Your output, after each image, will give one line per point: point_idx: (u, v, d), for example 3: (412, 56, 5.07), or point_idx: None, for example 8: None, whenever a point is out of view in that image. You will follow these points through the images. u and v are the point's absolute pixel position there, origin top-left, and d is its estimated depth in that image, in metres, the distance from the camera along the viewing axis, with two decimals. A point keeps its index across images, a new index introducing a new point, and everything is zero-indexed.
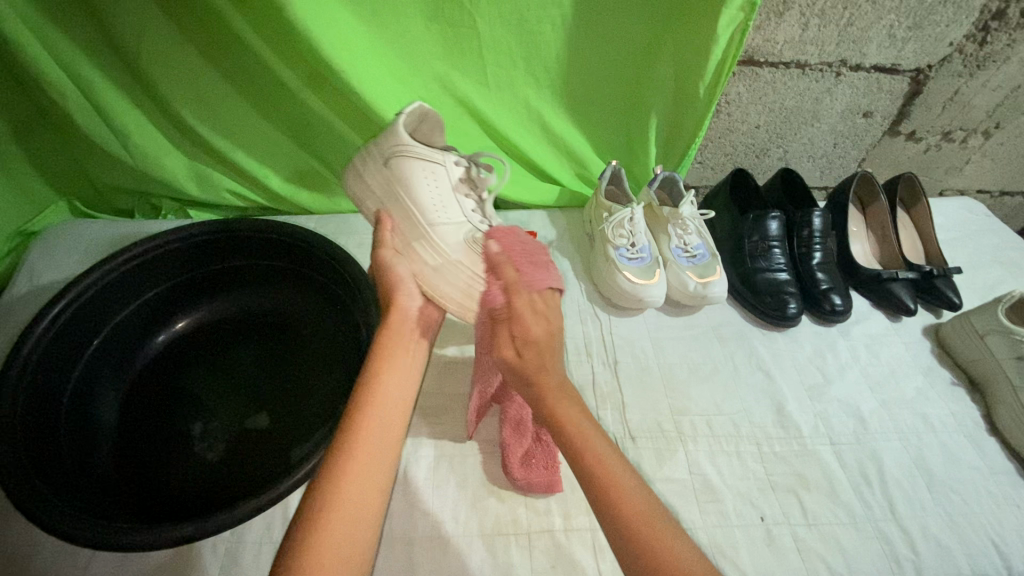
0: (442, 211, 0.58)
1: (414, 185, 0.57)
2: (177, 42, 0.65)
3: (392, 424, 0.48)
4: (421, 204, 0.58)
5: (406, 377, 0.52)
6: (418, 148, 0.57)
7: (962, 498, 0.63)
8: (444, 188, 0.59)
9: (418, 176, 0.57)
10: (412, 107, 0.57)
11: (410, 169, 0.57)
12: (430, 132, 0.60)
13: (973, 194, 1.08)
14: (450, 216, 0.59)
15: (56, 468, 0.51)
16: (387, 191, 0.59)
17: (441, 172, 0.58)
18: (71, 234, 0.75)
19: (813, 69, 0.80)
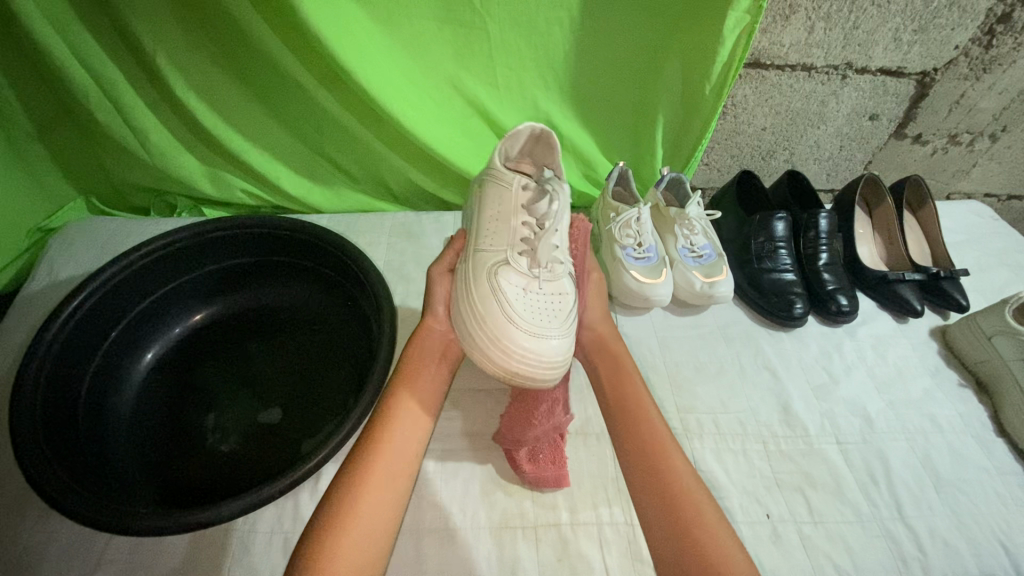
0: (491, 233, 0.58)
1: (484, 205, 0.59)
2: (195, 44, 0.67)
3: (405, 456, 0.48)
4: (484, 218, 0.59)
5: (423, 406, 0.52)
6: (497, 167, 0.59)
7: (969, 498, 0.63)
8: (507, 212, 0.58)
9: (488, 197, 0.59)
10: (513, 130, 0.59)
11: (487, 188, 0.59)
12: (544, 154, 0.63)
13: (980, 198, 1.08)
14: (496, 240, 0.57)
15: (73, 455, 0.52)
16: (469, 212, 0.63)
17: (507, 193, 0.58)
18: (88, 230, 0.77)
19: (820, 72, 0.81)
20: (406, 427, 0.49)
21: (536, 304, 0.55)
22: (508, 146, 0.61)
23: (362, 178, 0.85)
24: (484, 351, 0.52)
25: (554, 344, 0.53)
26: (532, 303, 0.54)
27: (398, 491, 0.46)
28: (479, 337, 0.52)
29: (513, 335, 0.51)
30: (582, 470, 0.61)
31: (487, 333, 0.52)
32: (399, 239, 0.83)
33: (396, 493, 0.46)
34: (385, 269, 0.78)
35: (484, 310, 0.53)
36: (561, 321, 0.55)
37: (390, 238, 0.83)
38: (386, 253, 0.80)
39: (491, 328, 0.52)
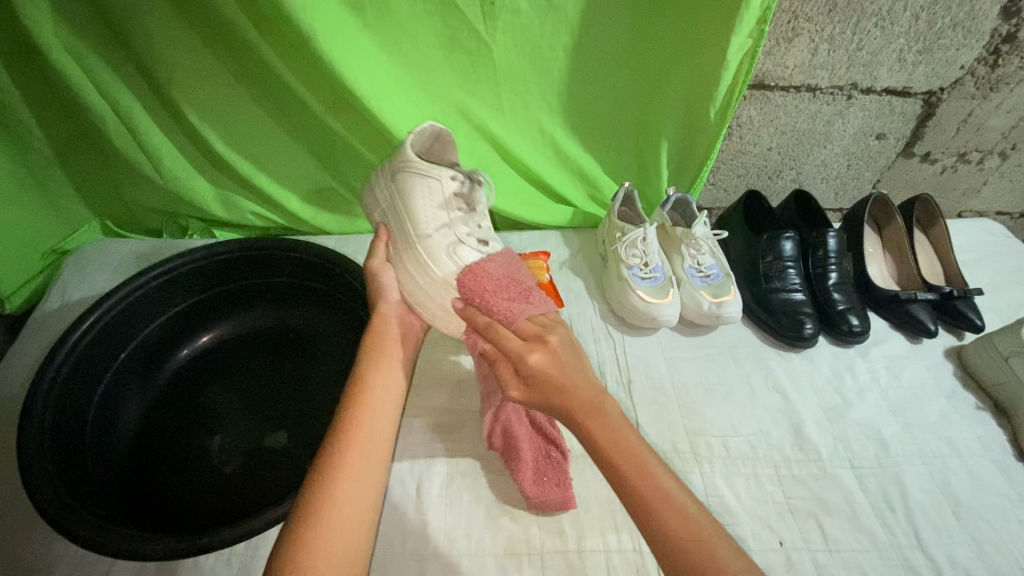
0: (427, 220, 0.58)
1: (411, 200, 0.59)
2: (209, 72, 0.69)
3: (359, 508, 0.44)
4: (418, 215, 0.58)
5: (378, 450, 0.48)
6: (417, 163, 0.58)
7: (990, 525, 0.61)
8: (438, 202, 0.59)
9: (415, 190, 0.58)
10: (418, 128, 0.60)
11: (413, 184, 0.59)
12: (443, 150, 0.64)
13: (992, 216, 1.07)
14: (433, 226, 0.59)
15: (80, 478, 0.52)
16: (390, 205, 0.62)
17: (437, 185, 0.59)
18: (102, 253, 0.78)
19: (824, 92, 0.81)
20: (358, 475, 0.45)
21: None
22: (415, 142, 0.61)
23: None
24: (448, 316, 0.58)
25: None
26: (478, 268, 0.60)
27: (355, 533, 0.43)
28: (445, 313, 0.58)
29: None
30: (590, 494, 0.60)
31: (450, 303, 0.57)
32: None
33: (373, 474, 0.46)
34: None
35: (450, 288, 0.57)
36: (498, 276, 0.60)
37: None
38: None
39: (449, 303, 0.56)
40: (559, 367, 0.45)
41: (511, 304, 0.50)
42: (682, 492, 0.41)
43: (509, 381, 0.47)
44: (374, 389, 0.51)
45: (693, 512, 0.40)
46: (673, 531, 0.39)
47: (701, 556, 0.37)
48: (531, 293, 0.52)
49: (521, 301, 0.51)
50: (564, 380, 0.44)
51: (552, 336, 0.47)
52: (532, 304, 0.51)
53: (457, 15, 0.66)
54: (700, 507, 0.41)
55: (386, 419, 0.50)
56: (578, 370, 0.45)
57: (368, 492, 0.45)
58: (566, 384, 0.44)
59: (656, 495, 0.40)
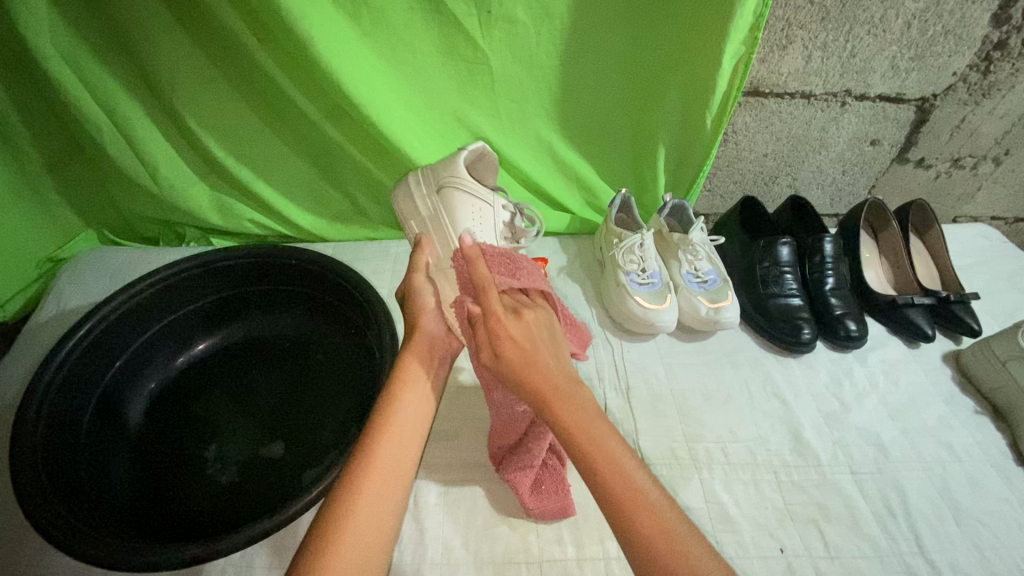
0: (479, 237, 0.62)
1: (456, 214, 0.62)
2: (206, 80, 0.69)
3: (372, 543, 0.42)
4: (461, 225, 0.62)
5: (395, 481, 0.46)
6: (469, 181, 0.62)
7: (991, 530, 0.61)
8: (486, 224, 0.64)
9: (461, 207, 0.62)
10: (473, 146, 0.63)
11: (462, 201, 0.62)
12: (483, 172, 0.66)
13: (987, 221, 1.07)
14: (486, 245, 0.63)
15: (73, 487, 0.52)
16: (431, 215, 0.64)
17: (485, 206, 0.63)
18: (98, 261, 0.78)
19: (819, 99, 0.82)
20: (371, 517, 0.43)
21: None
22: (467, 161, 0.64)
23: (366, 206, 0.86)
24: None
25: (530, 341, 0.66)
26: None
27: (375, 558, 0.42)
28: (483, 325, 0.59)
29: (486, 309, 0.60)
30: (589, 502, 0.60)
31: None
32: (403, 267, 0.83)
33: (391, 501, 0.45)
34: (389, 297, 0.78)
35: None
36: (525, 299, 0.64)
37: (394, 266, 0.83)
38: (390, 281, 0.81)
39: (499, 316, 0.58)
40: (530, 340, 0.46)
41: (498, 275, 0.52)
42: (655, 487, 0.39)
43: (484, 338, 0.48)
44: (398, 413, 0.50)
45: (663, 512, 0.38)
46: (642, 529, 0.37)
47: (668, 555, 0.36)
48: (517, 269, 0.53)
49: (508, 274, 0.52)
50: (531, 351, 0.46)
51: (529, 312, 0.49)
52: (518, 279, 0.52)
53: (453, 23, 0.66)
54: (672, 504, 0.39)
55: (410, 442, 0.49)
56: (546, 349, 0.47)
57: (381, 527, 0.43)
58: (535, 358, 0.45)
59: (623, 483, 0.39)
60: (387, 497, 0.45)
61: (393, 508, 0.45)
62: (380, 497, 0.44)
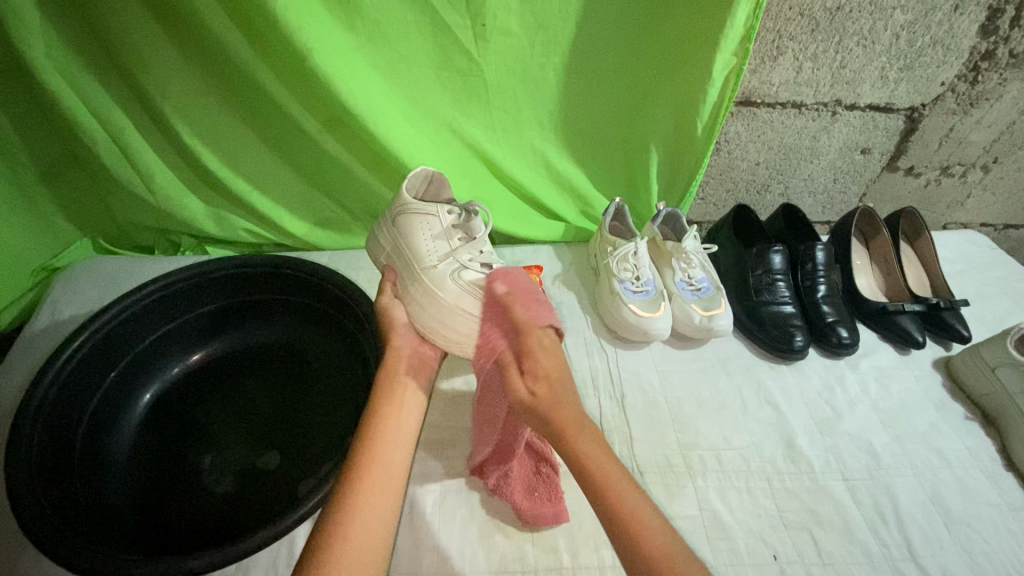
0: (429, 252, 0.61)
1: (411, 236, 0.62)
2: (200, 91, 0.69)
3: (370, 546, 0.45)
4: (417, 247, 0.61)
5: (389, 492, 0.48)
6: (412, 203, 0.62)
7: (982, 535, 0.62)
8: (439, 234, 0.62)
9: (414, 227, 0.62)
10: (413, 174, 0.64)
11: (409, 222, 0.62)
12: (438, 191, 0.66)
13: (977, 228, 1.08)
14: (437, 257, 0.61)
15: (67, 499, 0.52)
16: (393, 246, 0.65)
17: (430, 219, 0.61)
18: (92, 270, 0.78)
19: (810, 109, 0.83)
20: (367, 520, 0.46)
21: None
22: (410, 188, 0.65)
23: (362, 215, 0.86)
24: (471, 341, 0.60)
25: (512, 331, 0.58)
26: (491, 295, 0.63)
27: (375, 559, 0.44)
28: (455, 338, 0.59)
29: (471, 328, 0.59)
30: (583, 510, 0.60)
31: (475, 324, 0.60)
32: None
33: (388, 502, 0.48)
34: None
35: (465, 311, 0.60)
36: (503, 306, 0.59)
37: None
38: None
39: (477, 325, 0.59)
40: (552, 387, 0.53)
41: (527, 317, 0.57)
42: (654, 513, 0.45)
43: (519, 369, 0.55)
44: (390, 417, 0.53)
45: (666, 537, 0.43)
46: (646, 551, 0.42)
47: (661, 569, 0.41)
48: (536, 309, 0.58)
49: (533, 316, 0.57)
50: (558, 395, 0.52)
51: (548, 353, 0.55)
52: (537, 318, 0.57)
53: (448, 35, 0.67)
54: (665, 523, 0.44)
55: (402, 445, 0.52)
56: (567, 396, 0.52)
57: (376, 535, 0.45)
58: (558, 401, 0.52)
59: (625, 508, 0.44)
60: (382, 507, 0.47)
61: (388, 517, 0.47)
62: (376, 507, 0.47)
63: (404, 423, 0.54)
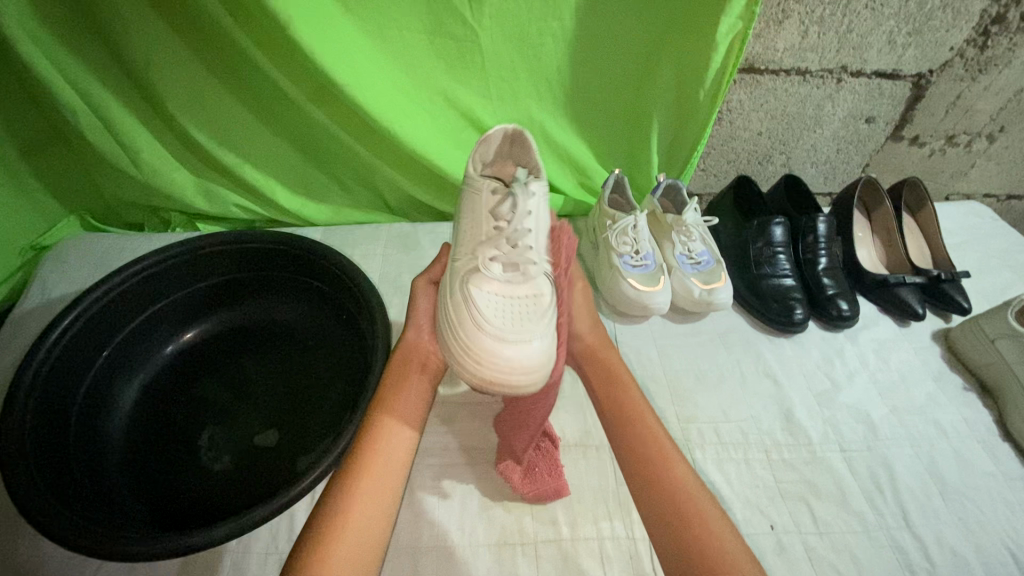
0: (468, 240, 0.55)
1: (462, 215, 0.57)
2: (183, 60, 0.67)
3: (372, 523, 0.44)
4: (458, 225, 0.57)
5: (384, 498, 0.46)
6: (468, 174, 0.57)
7: (976, 504, 0.62)
8: (478, 215, 0.55)
9: (463, 204, 0.57)
10: (487, 134, 0.59)
11: (463, 200, 0.57)
12: (520, 154, 0.61)
13: (980, 198, 1.07)
14: (468, 248, 0.54)
15: (64, 479, 0.51)
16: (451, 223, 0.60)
17: (478, 199, 0.55)
18: (81, 247, 0.76)
19: (815, 75, 0.80)
20: (370, 497, 0.45)
21: (512, 307, 0.49)
22: (483, 152, 0.60)
23: (355, 189, 0.84)
24: (459, 360, 0.48)
25: (535, 347, 0.47)
26: (502, 307, 0.49)
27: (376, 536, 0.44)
28: (454, 347, 0.49)
29: (482, 343, 0.47)
30: (582, 483, 0.60)
31: (463, 338, 0.48)
32: (393, 251, 0.82)
33: (393, 478, 0.47)
34: (380, 282, 0.77)
35: (459, 320, 0.49)
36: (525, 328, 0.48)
37: (385, 250, 0.82)
38: (381, 265, 0.80)
39: (462, 336, 0.48)
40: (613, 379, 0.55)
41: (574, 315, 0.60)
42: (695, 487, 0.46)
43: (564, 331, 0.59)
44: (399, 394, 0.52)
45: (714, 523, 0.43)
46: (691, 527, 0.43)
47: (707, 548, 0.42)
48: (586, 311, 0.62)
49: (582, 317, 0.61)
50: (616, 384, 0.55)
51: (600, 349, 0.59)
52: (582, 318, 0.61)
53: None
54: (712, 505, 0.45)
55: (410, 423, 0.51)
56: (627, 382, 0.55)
57: (379, 512, 0.45)
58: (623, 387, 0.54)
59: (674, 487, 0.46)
60: (373, 513, 0.45)
61: (387, 514, 0.46)
62: (379, 485, 0.46)
63: (403, 421, 0.50)
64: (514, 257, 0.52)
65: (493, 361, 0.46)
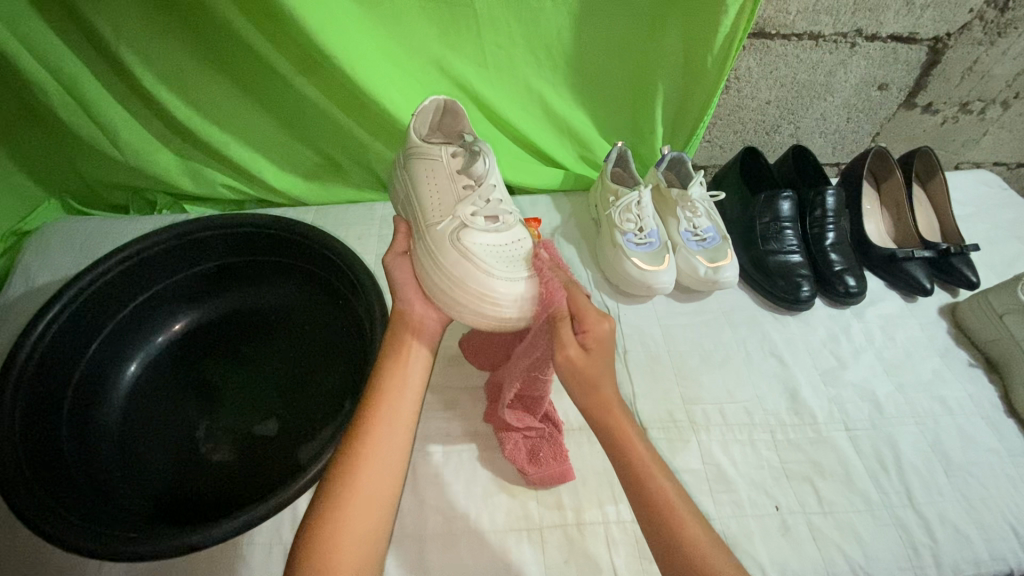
0: (436, 205, 0.56)
1: (417, 182, 0.58)
2: (158, 31, 0.62)
3: (388, 467, 0.45)
4: (421, 193, 0.57)
5: (389, 470, 0.45)
6: (419, 145, 0.57)
7: (980, 481, 0.63)
8: (441, 182, 0.56)
9: (419, 172, 0.57)
10: (421, 106, 0.59)
11: (416, 167, 0.58)
12: (455, 122, 0.61)
13: (989, 167, 1.04)
14: (442, 210, 0.55)
15: (59, 477, 0.50)
16: (406, 193, 0.61)
17: (438, 164, 0.56)
18: (64, 232, 0.73)
19: (828, 40, 0.76)
20: (384, 440, 0.46)
21: (505, 251, 0.53)
22: (420, 124, 0.60)
23: (347, 166, 0.80)
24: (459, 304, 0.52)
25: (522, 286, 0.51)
26: (498, 252, 0.52)
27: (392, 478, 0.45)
28: (460, 301, 0.51)
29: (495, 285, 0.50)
30: (587, 467, 0.60)
31: (473, 291, 0.50)
32: (389, 231, 0.79)
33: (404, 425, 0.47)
34: (376, 264, 0.74)
35: (461, 273, 0.51)
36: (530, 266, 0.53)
37: (380, 230, 0.79)
38: (377, 246, 0.77)
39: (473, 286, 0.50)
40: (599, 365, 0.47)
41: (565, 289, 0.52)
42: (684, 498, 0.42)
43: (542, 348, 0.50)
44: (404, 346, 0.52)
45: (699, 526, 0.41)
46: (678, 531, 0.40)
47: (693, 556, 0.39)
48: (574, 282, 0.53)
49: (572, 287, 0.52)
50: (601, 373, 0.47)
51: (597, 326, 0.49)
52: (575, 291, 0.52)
53: None
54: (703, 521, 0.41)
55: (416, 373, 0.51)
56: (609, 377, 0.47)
57: (394, 453, 0.46)
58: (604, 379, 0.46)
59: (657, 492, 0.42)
60: (388, 461, 0.45)
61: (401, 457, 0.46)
62: (391, 429, 0.47)
63: (413, 373, 0.51)
64: (491, 208, 0.55)
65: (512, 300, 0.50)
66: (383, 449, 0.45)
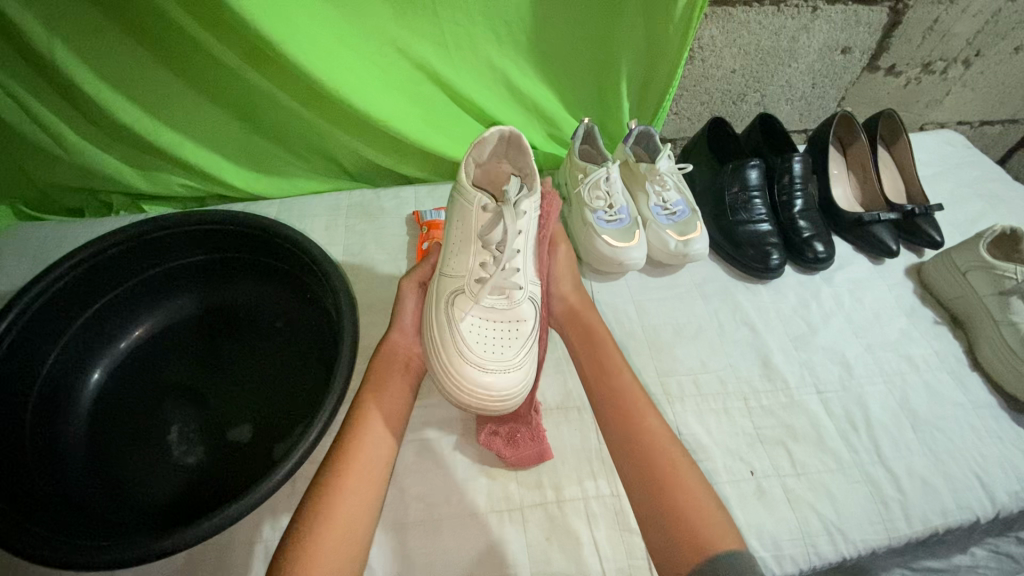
0: (457, 259, 0.57)
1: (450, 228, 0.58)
2: (95, 24, 0.60)
3: (387, 422, 0.51)
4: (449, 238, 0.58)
5: (390, 421, 0.51)
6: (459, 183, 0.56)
7: (946, 434, 0.64)
8: (466, 235, 0.56)
9: (453, 217, 0.57)
10: (481, 138, 0.57)
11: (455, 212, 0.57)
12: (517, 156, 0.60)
13: (953, 127, 1.05)
14: (458, 267, 0.56)
15: (23, 489, 0.49)
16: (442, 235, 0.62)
17: (469, 215, 0.55)
18: (17, 240, 0.71)
19: (789, 5, 0.76)
20: (388, 403, 0.52)
21: (491, 339, 0.53)
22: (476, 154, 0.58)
23: (310, 156, 0.79)
24: (439, 381, 0.52)
25: (506, 377, 0.51)
26: (484, 334, 0.53)
27: (392, 431, 0.51)
28: (434, 364, 0.53)
29: (458, 363, 0.51)
30: (565, 445, 0.60)
31: (443, 361, 0.52)
32: (357, 221, 0.78)
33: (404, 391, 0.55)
34: (345, 255, 0.73)
35: (440, 339, 0.53)
36: (508, 357, 0.52)
37: (347, 221, 0.77)
38: (344, 236, 0.76)
39: (444, 355, 0.52)
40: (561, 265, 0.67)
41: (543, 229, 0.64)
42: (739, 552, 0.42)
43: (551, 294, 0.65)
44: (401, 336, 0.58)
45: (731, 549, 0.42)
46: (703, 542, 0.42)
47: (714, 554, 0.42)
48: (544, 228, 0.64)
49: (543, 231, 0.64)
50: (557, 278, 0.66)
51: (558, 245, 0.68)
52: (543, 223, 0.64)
53: None
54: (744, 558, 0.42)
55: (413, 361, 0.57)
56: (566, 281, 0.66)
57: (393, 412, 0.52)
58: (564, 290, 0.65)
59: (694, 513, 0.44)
60: (388, 418, 0.51)
61: (399, 415, 0.52)
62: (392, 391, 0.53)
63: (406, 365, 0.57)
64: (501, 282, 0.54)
65: (462, 381, 0.51)
66: (386, 406, 0.52)
